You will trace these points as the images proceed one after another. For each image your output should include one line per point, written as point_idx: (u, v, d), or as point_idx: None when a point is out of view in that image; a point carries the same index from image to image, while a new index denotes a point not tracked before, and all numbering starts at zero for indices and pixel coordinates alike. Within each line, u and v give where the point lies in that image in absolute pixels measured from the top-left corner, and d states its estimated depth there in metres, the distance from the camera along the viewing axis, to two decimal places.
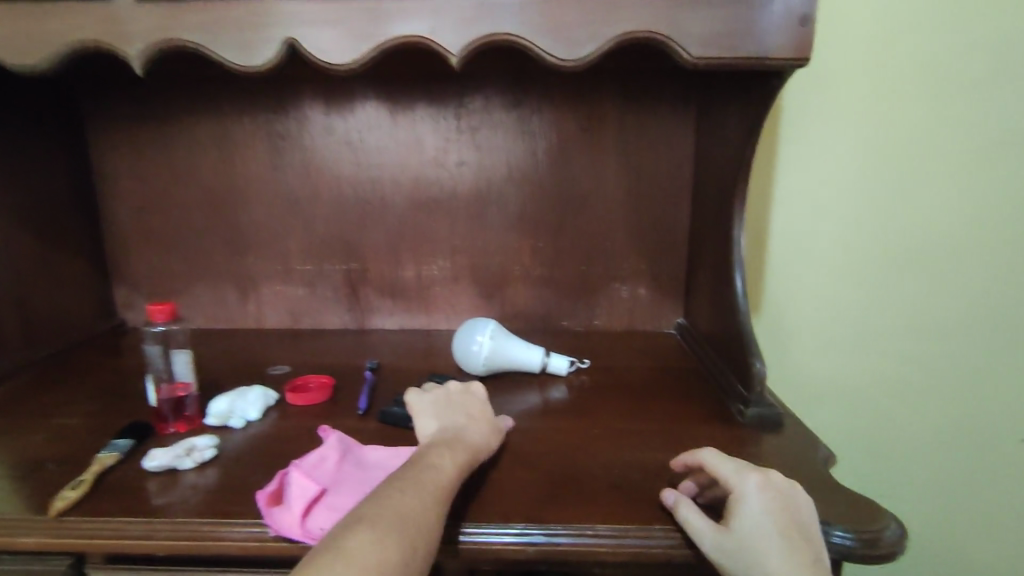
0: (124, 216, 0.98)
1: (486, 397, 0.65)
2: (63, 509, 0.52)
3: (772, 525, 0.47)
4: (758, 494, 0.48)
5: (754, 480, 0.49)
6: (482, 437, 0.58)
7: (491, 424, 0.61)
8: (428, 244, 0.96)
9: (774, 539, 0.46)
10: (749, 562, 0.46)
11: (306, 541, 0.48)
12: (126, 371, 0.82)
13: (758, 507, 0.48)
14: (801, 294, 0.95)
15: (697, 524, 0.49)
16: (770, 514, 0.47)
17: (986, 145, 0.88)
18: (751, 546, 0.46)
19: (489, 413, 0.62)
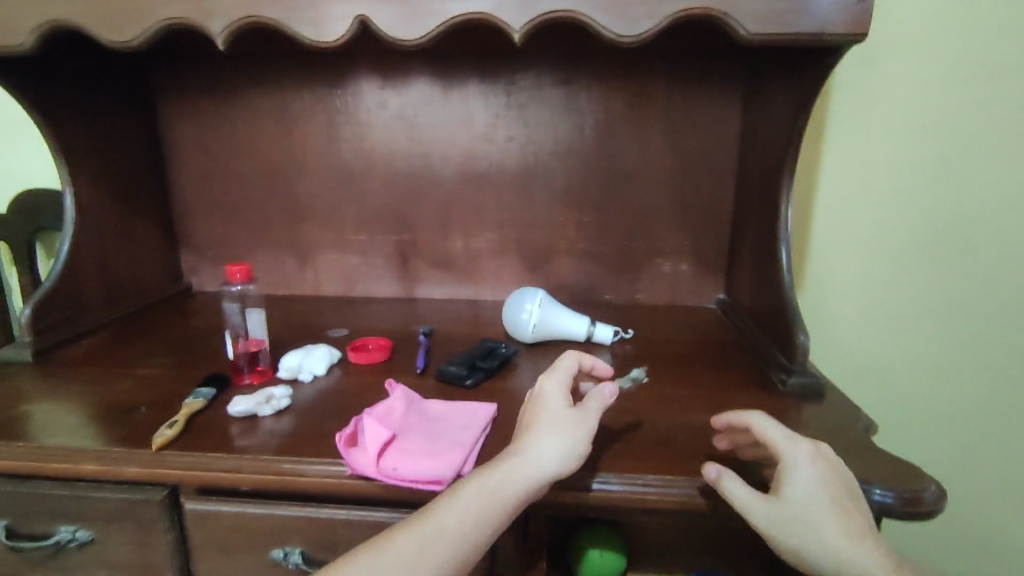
0: (191, 186, 1.04)
1: (553, 391, 0.55)
2: (162, 444, 0.58)
3: (822, 494, 0.48)
4: (810, 463, 0.49)
5: (806, 449, 0.50)
6: (534, 451, 0.50)
7: (553, 428, 0.52)
8: (476, 217, 1.00)
9: (825, 511, 0.48)
10: (798, 532, 0.48)
11: (380, 479, 0.53)
12: (196, 330, 0.88)
13: (811, 474, 0.49)
14: (843, 271, 0.96)
15: (742, 497, 0.50)
16: (820, 483, 0.49)
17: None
18: (805, 513, 0.48)
19: (553, 412, 0.53)
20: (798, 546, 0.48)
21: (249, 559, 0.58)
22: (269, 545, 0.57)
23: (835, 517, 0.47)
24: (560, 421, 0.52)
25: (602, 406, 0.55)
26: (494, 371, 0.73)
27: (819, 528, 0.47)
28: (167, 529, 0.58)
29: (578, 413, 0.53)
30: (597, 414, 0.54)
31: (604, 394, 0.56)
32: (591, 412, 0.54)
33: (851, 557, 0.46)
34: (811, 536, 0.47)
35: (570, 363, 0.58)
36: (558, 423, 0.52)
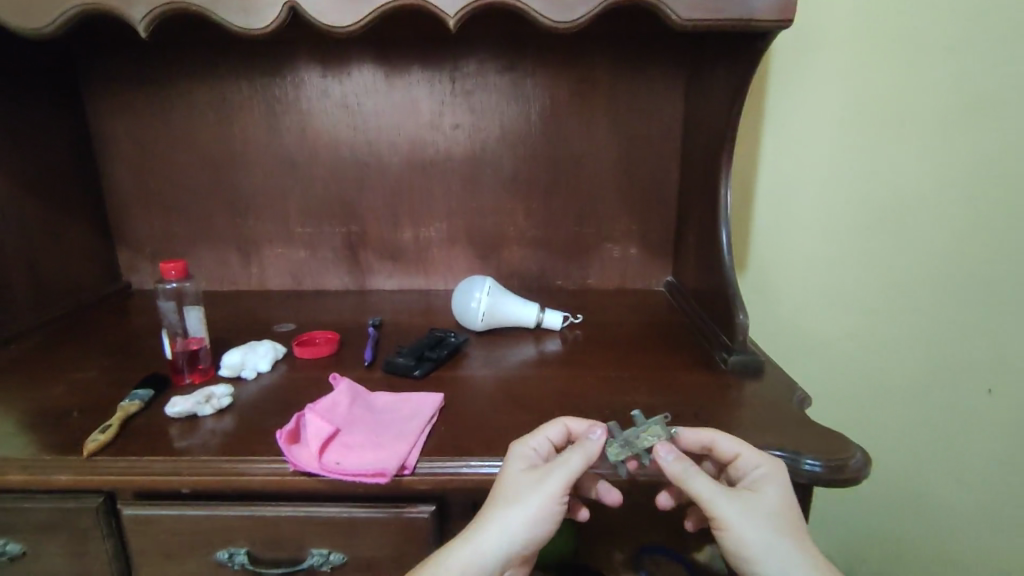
0: (125, 180, 1.00)
1: (513, 460, 0.51)
2: (95, 450, 0.56)
3: (785, 511, 0.49)
4: (775, 481, 0.50)
5: (771, 467, 0.51)
6: (486, 526, 0.48)
7: (508, 499, 0.49)
8: (425, 206, 0.99)
9: (788, 527, 0.48)
10: (760, 540, 0.47)
11: (322, 474, 0.53)
12: (136, 330, 0.85)
13: (776, 490, 0.50)
14: (782, 248, 1.02)
15: (706, 485, 0.48)
16: (784, 499, 0.49)
17: (982, 97, 0.89)
18: (777, 528, 0.47)
19: (509, 483, 0.50)
20: (757, 553, 0.46)
21: (193, 562, 0.57)
22: (213, 547, 0.56)
23: (795, 533, 0.48)
24: (519, 488, 0.49)
25: (578, 461, 0.48)
26: (442, 361, 0.73)
27: (782, 538, 0.47)
28: (105, 536, 0.57)
29: (540, 475, 0.49)
30: (567, 472, 0.48)
31: (578, 461, 0.48)
32: (556, 472, 0.48)
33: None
34: (774, 547, 0.46)
35: (551, 430, 0.53)
36: (516, 493, 0.49)
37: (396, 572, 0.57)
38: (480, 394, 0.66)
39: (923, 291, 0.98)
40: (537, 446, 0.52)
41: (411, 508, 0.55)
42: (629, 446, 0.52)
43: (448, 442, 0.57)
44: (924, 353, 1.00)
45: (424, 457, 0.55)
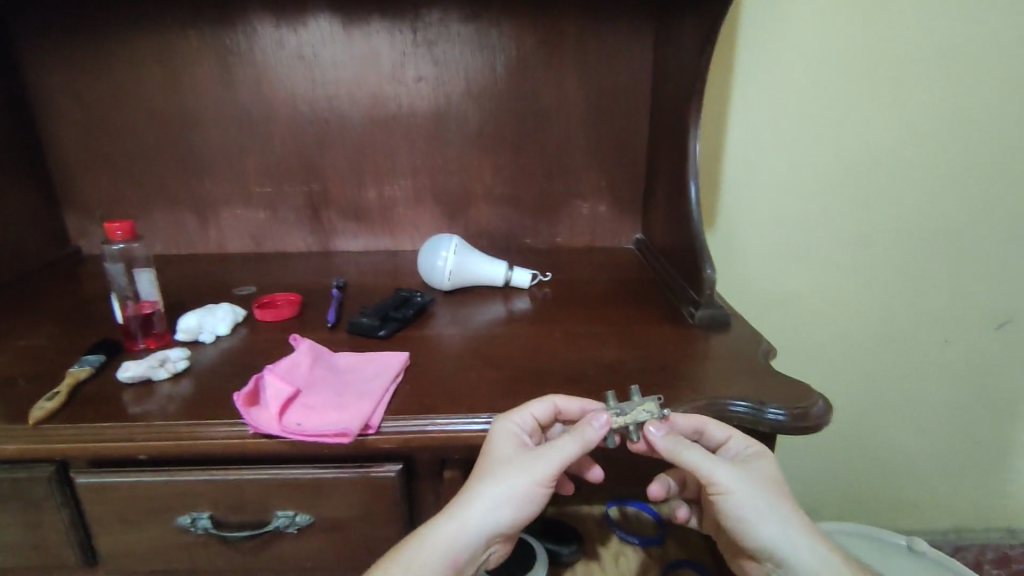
0: (69, 138, 0.94)
1: (500, 438, 0.50)
2: (42, 418, 0.53)
3: (778, 479, 0.50)
4: (765, 458, 0.51)
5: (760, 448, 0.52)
6: (473, 503, 0.47)
7: (494, 476, 0.48)
8: (389, 163, 0.96)
9: (782, 493, 0.49)
10: (755, 506, 0.48)
11: (283, 436, 0.52)
12: (87, 296, 0.82)
13: (768, 466, 0.50)
14: (753, 206, 1.00)
15: (700, 456, 0.48)
16: (776, 470, 0.50)
17: (946, 48, 0.93)
18: (772, 497, 0.48)
19: (496, 461, 0.49)
20: (754, 519, 0.47)
21: (154, 528, 0.56)
22: (174, 512, 0.55)
23: (790, 500, 0.49)
24: (506, 467, 0.48)
25: (571, 446, 0.48)
26: (408, 321, 0.71)
27: (777, 505, 0.48)
28: (59, 506, 0.55)
29: (529, 456, 0.48)
30: (562, 457, 0.48)
31: (573, 445, 0.48)
32: (546, 454, 0.48)
33: (804, 540, 0.47)
34: (769, 513, 0.47)
35: (538, 408, 0.52)
36: (503, 471, 0.48)
37: (364, 531, 0.56)
38: (446, 353, 0.65)
39: (882, 239, 1.02)
40: (523, 423, 0.51)
41: (377, 467, 0.55)
42: (623, 415, 0.50)
43: (414, 401, 0.56)
44: (877, 298, 1.06)
45: (389, 416, 0.54)
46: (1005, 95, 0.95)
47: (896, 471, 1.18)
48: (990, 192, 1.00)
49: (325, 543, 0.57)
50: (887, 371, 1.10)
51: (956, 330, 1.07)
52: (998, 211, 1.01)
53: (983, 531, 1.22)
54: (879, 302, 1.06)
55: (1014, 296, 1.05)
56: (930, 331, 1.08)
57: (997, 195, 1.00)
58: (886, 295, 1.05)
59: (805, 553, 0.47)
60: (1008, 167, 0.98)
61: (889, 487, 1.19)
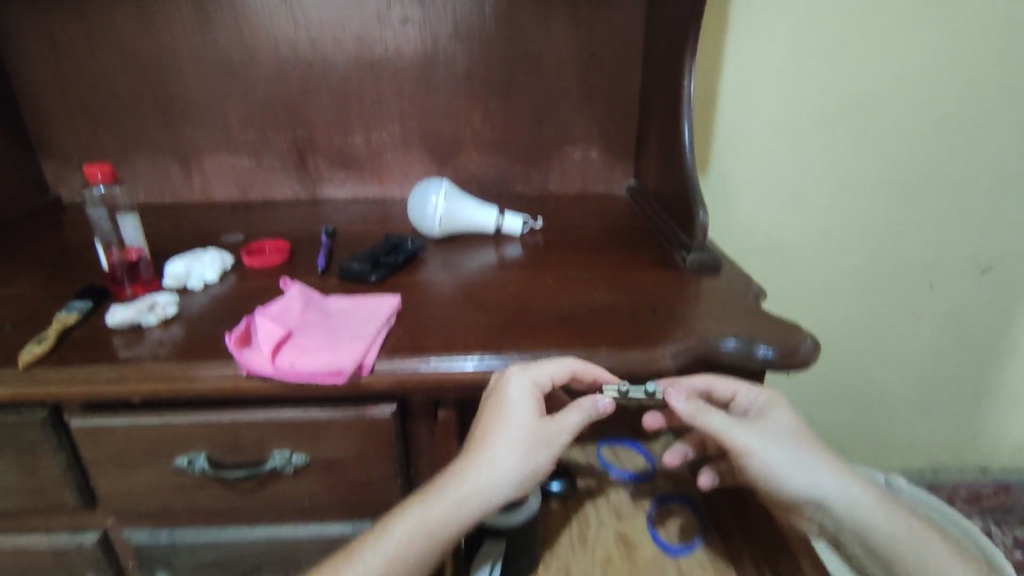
0: (40, 80, 0.90)
1: (521, 401, 0.49)
2: (31, 362, 0.53)
3: (797, 424, 0.52)
4: (779, 405, 0.53)
5: (773, 395, 0.53)
6: (498, 470, 0.47)
7: (519, 444, 0.48)
8: (376, 109, 0.93)
9: (801, 437, 0.51)
10: (781, 459, 0.49)
11: (277, 376, 0.52)
12: (70, 244, 0.80)
13: (783, 413, 0.52)
14: (745, 152, 0.99)
15: (721, 420, 0.49)
16: (793, 415, 0.52)
17: None
18: (794, 444, 0.50)
19: (520, 426, 0.49)
20: (782, 472, 0.49)
21: (151, 470, 0.56)
22: (171, 454, 0.55)
23: (810, 442, 0.51)
24: (527, 434, 0.48)
25: (582, 419, 0.50)
26: (399, 267, 0.71)
27: (799, 452, 0.50)
28: (55, 449, 0.55)
29: (547, 424, 0.49)
30: (574, 431, 0.50)
31: (585, 419, 0.51)
32: (561, 425, 0.50)
33: (831, 482, 0.49)
34: (796, 463, 0.49)
35: (556, 369, 0.51)
36: (529, 441, 0.48)
37: (360, 471, 0.57)
38: (437, 298, 0.65)
39: (872, 185, 1.02)
40: (538, 384, 0.51)
41: (372, 408, 0.55)
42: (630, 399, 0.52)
43: (407, 344, 0.56)
44: (865, 245, 1.06)
45: (382, 357, 0.54)
46: (1001, 38, 0.94)
47: (877, 414, 1.21)
48: (981, 137, 1.00)
49: (322, 482, 0.58)
50: (872, 318, 1.12)
51: (940, 276, 1.09)
52: (988, 157, 1.01)
53: (957, 471, 1.27)
54: (867, 248, 1.07)
55: (999, 243, 1.06)
56: (916, 278, 1.09)
57: (987, 140, 1.00)
58: (875, 242, 1.06)
59: (834, 491, 0.49)
60: (999, 112, 0.98)
61: (869, 429, 1.22)
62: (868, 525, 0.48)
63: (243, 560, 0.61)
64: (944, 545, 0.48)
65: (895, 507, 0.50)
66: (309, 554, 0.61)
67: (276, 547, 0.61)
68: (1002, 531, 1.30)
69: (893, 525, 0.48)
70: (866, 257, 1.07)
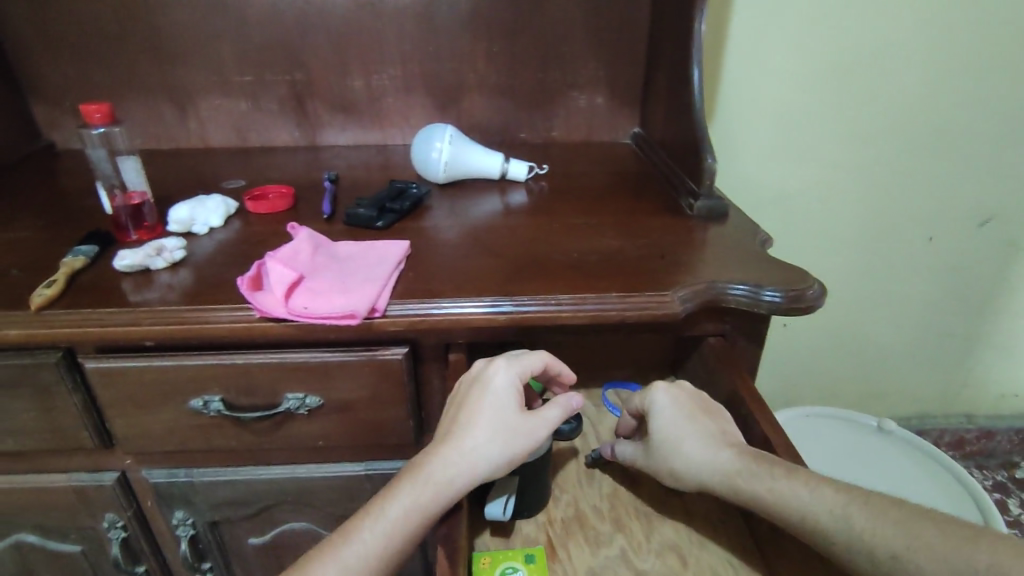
0: (24, 17, 0.86)
1: (495, 391, 0.49)
2: (43, 305, 0.53)
3: (678, 417, 0.51)
4: (665, 404, 0.52)
5: (659, 395, 0.53)
6: (481, 453, 0.46)
7: (497, 431, 0.47)
8: (377, 50, 0.90)
9: (683, 432, 0.51)
10: (668, 471, 0.51)
11: (290, 319, 0.52)
12: (68, 190, 0.79)
13: (664, 414, 0.52)
14: (753, 99, 0.97)
15: (627, 452, 0.56)
16: (673, 405, 0.52)
17: None
18: (674, 446, 0.51)
19: (501, 412, 0.48)
20: (674, 481, 0.51)
21: (167, 411, 0.57)
22: (186, 396, 0.56)
23: (685, 434, 0.50)
24: (506, 424, 0.48)
25: (560, 415, 0.50)
26: (406, 212, 0.70)
27: (675, 457, 0.50)
28: (71, 391, 0.56)
29: (528, 418, 0.49)
30: (553, 424, 0.50)
31: (562, 412, 0.51)
32: (543, 419, 0.49)
33: (711, 477, 0.48)
34: (678, 470, 0.50)
35: (534, 362, 0.52)
36: (510, 428, 0.48)
37: (372, 412, 0.59)
38: (445, 243, 0.65)
39: (880, 134, 1.01)
40: (521, 377, 0.51)
41: (384, 350, 0.56)
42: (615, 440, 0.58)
43: (420, 289, 0.56)
44: (868, 195, 1.06)
45: (394, 300, 0.54)
46: None
47: (869, 363, 1.24)
48: (993, 86, 0.98)
49: (335, 424, 0.59)
50: (871, 268, 1.13)
51: (941, 228, 1.09)
52: (999, 105, 0.99)
53: (943, 417, 1.31)
54: (869, 198, 1.06)
55: (1002, 193, 1.06)
56: (916, 229, 1.09)
57: (999, 88, 0.98)
58: (878, 192, 1.06)
59: (717, 482, 0.48)
60: (1013, 59, 0.96)
61: (861, 377, 1.25)
62: (765, 511, 0.45)
63: (259, 498, 0.63)
64: (824, 481, 0.44)
65: (773, 462, 0.46)
66: (323, 492, 0.63)
67: (291, 485, 0.63)
68: (982, 474, 1.35)
69: (763, 485, 0.45)
70: (867, 207, 1.07)
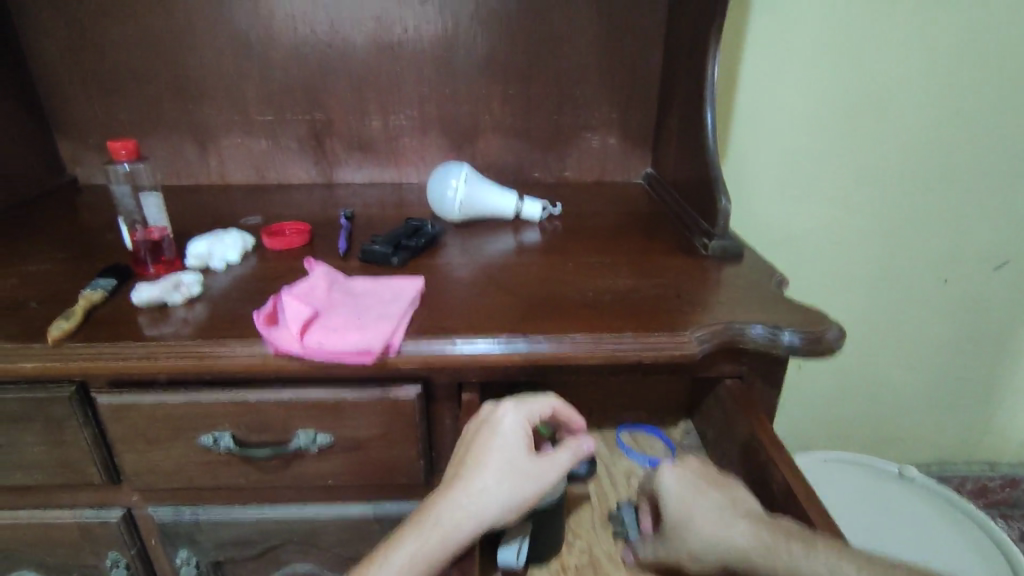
0: (57, 59, 0.90)
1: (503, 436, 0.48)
2: (61, 337, 0.53)
3: (687, 496, 0.49)
4: (673, 484, 0.50)
5: (665, 477, 0.51)
6: (489, 499, 0.45)
7: (506, 475, 0.46)
8: (395, 91, 0.93)
9: (694, 511, 0.48)
10: (689, 556, 0.48)
11: (305, 356, 0.52)
12: (89, 224, 0.80)
13: (673, 495, 0.49)
14: (764, 142, 0.99)
15: (646, 550, 0.52)
16: (681, 484, 0.50)
17: None
18: (689, 528, 0.48)
19: (509, 456, 0.47)
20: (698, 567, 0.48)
21: (177, 447, 0.56)
22: (197, 432, 0.56)
23: (697, 514, 0.48)
24: (515, 468, 0.47)
25: (570, 458, 0.49)
26: (421, 250, 0.71)
27: (692, 541, 0.48)
28: (82, 425, 0.55)
29: (537, 461, 0.48)
30: (563, 468, 0.49)
31: (572, 456, 0.49)
32: (552, 462, 0.48)
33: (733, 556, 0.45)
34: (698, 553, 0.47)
35: (542, 405, 0.51)
36: (519, 472, 0.47)
37: (383, 451, 0.58)
38: (460, 281, 0.65)
39: (892, 176, 1.01)
40: (530, 420, 0.50)
41: (397, 389, 0.56)
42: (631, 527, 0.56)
43: (434, 326, 0.56)
44: (882, 237, 1.06)
45: (409, 337, 0.54)
46: None
47: (886, 407, 1.21)
48: (1004, 130, 0.98)
49: (345, 463, 0.58)
50: (886, 310, 1.12)
51: (956, 271, 1.08)
52: (1010, 149, 1.00)
53: (965, 464, 1.27)
54: (883, 239, 1.06)
55: (1017, 236, 1.06)
56: (930, 270, 1.08)
57: (1009, 132, 0.99)
58: (892, 233, 1.06)
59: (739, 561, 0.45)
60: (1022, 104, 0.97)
61: (879, 422, 1.22)
62: None
63: (265, 539, 0.62)
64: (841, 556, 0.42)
65: (788, 535, 0.44)
66: (330, 533, 0.62)
67: (298, 527, 0.61)
68: (1009, 525, 1.30)
69: (784, 562, 0.43)
70: (881, 248, 1.07)
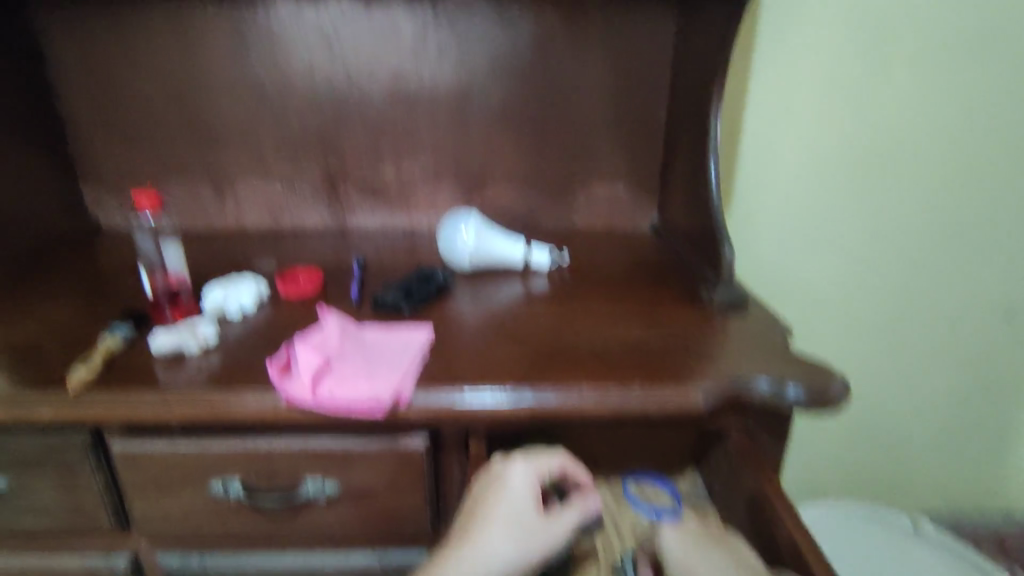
0: (85, 108, 0.94)
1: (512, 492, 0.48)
2: (79, 387, 0.54)
3: (691, 555, 0.50)
4: (677, 543, 0.51)
5: (670, 536, 0.51)
6: (495, 557, 0.46)
7: (513, 534, 0.47)
8: (408, 141, 0.96)
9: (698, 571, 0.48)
10: None
11: (316, 405, 0.53)
12: (108, 268, 0.82)
13: (677, 555, 0.50)
14: (768, 192, 1.00)
15: None
16: (684, 543, 0.51)
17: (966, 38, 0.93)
18: None
19: (518, 515, 0.47)
20: None
21: (186, 494, 0.57)
22: (207, 479, 0.56)
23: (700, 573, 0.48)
24: (522, 527, 0.47)
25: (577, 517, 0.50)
26: (432, 297, 0.72)
27: None
28: (94, 470, 0.56)
29: (544, 520, 0.48)
30: (569, 527, 0.49)
31: (579, 515, 0.50)
32: (559, 522, 0.49)
33: None
34: None
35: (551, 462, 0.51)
36: (527, 531, 0.47)
37: (390, 501, 0.58)
38: (469, 330, 0.66)
39: (895, 225, 1.03)
40: (538, 477, 0.50)
41: (406, 438, 0.56)
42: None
43: (443, 375, 0.57)
44: (886, 284, 1.06)
45: (418, 387, 0.55)
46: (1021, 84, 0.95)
47: (897, 455, 1.20)
48: (1003, 181, 1.00)
49: (352, 512, 0.58)
50: (893, 357, 1.11)
51: (961, 318, 1.09)
52: (1010, 199, 1.01)
53: (978, 514, 1.25)
54: (888, 287, 1.07)
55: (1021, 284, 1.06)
56: (936, 318, 1.09)
57: (1008, 183, 1.00)
58: (897, 281, 1.06)
59: None
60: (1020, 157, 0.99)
61: (889, 469, 1.21)
62: None
63: None
64: None
65: None
66: None
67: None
68: None
69: None
70: (886, 295, 1.07)
